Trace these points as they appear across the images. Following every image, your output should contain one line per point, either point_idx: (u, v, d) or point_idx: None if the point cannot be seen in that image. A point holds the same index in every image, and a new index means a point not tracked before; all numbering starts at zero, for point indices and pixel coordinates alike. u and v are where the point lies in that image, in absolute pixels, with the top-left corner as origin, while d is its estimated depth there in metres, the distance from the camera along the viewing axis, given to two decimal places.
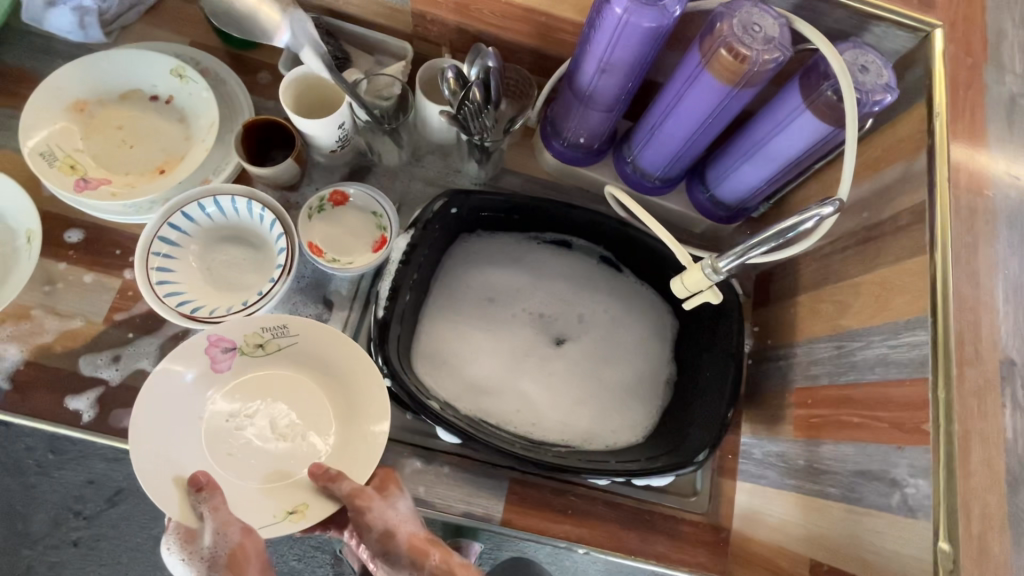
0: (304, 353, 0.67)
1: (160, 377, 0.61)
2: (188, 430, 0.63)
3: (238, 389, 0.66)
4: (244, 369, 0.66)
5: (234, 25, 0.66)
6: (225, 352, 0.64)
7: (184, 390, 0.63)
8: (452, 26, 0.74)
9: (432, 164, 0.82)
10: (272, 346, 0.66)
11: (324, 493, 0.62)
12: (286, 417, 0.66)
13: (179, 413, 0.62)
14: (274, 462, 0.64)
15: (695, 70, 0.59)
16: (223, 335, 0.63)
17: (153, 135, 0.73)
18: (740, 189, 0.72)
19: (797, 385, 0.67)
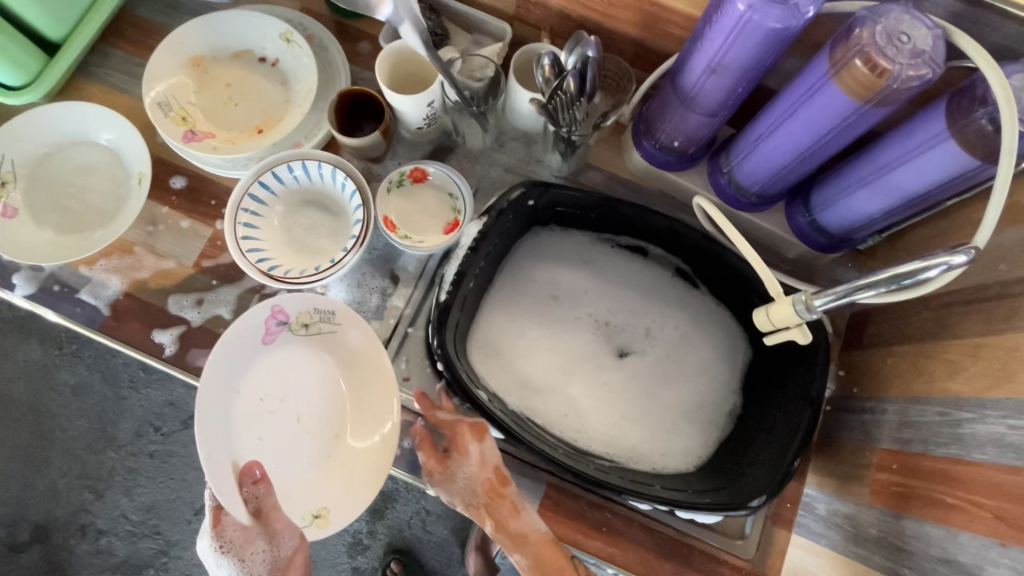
0: (339, 346, 0.69)
1: (219, 350, 0.64)
2: (229, 416, 0.64)
3: (278, 369, 0.68)
4: (284, 352, 0.68)
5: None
6: (278, 326, 0.67)
7: (234, 367, 0.65)
8: (554, 10, 0.71)
9: (515, 151, 0.80)
10: (315, 329, 0.68)
11: (345, 495, 0.65)
12: (309, 409, 0.67)
13: (225, 393, 0.64)
14: (298, 454, 0.66)
15: (819, 81, 0.53)
16: (283, 306, 0.66)
17: (257, 94, 0.76)
18: (849, 217, 0.65)
19: (881, 444, 0.60)
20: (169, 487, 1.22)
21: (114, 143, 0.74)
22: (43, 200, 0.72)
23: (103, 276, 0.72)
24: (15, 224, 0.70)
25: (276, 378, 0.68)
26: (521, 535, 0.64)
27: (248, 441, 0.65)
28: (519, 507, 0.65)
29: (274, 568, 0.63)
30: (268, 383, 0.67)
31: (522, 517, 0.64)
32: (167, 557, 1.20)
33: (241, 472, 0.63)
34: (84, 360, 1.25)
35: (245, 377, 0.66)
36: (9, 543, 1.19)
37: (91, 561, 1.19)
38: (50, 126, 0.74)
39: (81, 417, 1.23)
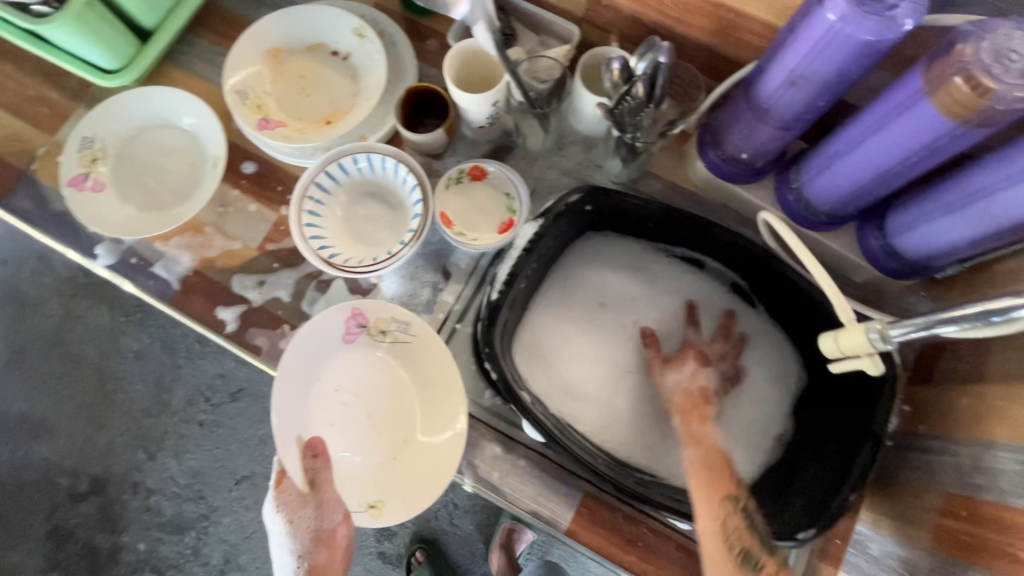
0: (412, 355, 0.70)
1: (300, 342, 0.67)
2: (305, 396, 0.68)
3: (353, 366, 0.70)
4: (361, 351, 0.70)
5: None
6: (357, 327, 0.70)
7: (314, 357, 0.68)
8: (626, 15, 0.70)
9: (574, 154, 0.79)
10: (392, 336, 0.70)
11: (402, 495, 0.66)
12: (379, 408, 0.69)
13: (306, 378, 0.68)
14: (363, 446, 0.68)
15: (910, 99, 0.50)
16: (363, 310, 0.68)
17: (327, 87, 0.78)
18: (929, 244, 0.61)
19: (948, 488, 0.56)
20: (214, 455, 1.28)
21: (194, 127, 0.79)
22: (128, 178, 0.77)
23: (175, 252, 0.76)
24: (102, 199, 0.75)
25: (351, 374, 0.70)
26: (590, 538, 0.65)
27: (320, 422, 0.68)
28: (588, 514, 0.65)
29: (314, 538, 0.63)
30: (344, 375, 0.70)
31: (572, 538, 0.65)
32: (207, 521, 1.26)
33: (305, 446, 0.66)
34: (147, 328, 1.32)
35: (324, 367, 0.69)
36: (69, 492, 1.28)
37: (140, 517, 1.27)
38: (139, 109, 0.78)
39: (140, 382, 1.31)
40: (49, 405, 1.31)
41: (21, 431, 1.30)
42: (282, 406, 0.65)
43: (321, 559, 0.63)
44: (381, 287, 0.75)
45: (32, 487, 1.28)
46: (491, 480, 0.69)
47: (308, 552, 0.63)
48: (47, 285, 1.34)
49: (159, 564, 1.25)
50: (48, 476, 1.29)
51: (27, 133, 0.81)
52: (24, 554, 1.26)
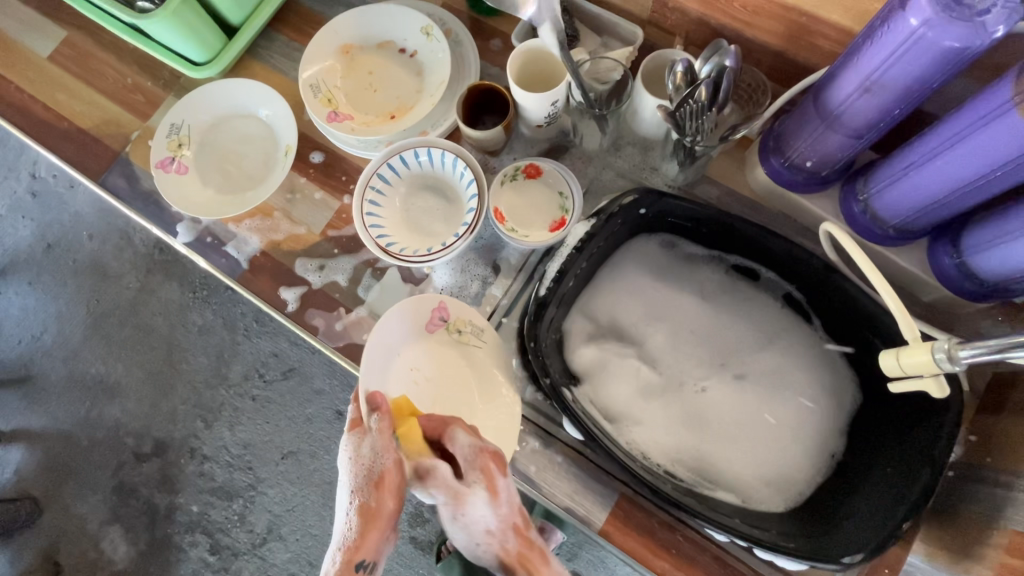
0: (479, 360, 0.72)
1: (389, 319, 0.70)
2: (385, 359, 0.70)
3: (427, 356, 0.72)
4: (435, 343, 0.72)
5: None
6: (438, 321, 0.73)
7: (396, 337, 0.71)
8: (693, 17, 0.69)
9: (631, 156, 0.79)
10: (465, 339, 0.72)
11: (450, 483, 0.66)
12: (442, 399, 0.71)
13: (390, 346, 0.70)
14: None
15: (997, 110, 0.47)
16: (448, 305, 0.72)
17: (393, 83, 0.82)
18: (1008, 266, 0.57)
19: (1014, 526, 0.53)
20: (264, 429, 1.36)
21: (269, 118, 0.84)
22: (209, 163, 0.83)
23: (246, 233, 0.82)
24: (185, 181, 0.81)
25: (421, 360, 0.72)
26: None
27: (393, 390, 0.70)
28: (546, 554, 0.66)
29: (369, 478, 0.61)
30: (419, 358, 0.72)
31: (549, 563, 0.66)
32: (254, 491, 1.34)
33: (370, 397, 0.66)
34: (211, 305, 1.42)
35: (404, 345, 0.71)
36: (134, 452, 1.38)
37: (195, 481, 1.36)
38: (222, 99, 0.84)
39: (202, 355, 1.40)
40: (121, 369, 1.42)
41: (96, 392, 1.42)
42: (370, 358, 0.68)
43: (370, 500, 0.60)
44: (433, 278, 0.77)
45: (103, 444, 1.40)
46: (528, 474, 0.70)
47: (359, 490, 0.61)
48: (127, 259, 1.45)
49: (208, 527, 1.34)
50: (117, 435, 1.40)
51: (123, 119, 0.88)
52: (92, 505, 1.37)
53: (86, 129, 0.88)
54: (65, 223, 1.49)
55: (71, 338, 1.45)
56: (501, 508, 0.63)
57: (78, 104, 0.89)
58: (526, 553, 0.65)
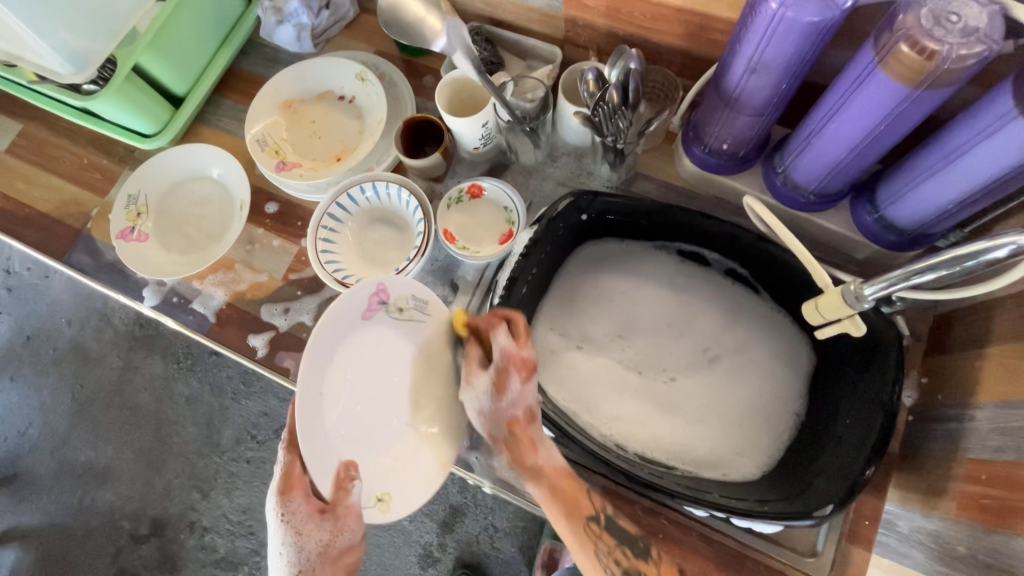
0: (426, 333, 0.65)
1: (330, 319, 0.60)
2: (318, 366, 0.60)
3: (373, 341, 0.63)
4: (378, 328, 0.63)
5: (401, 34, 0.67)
6: (378, 305, 0.63)
7: (329, 335, 0.60)
8: (603, 30, 0.78)
9: (567, 164, 0.84)
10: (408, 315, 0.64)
11: (407, 479, 0.64)
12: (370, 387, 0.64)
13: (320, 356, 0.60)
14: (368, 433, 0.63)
15: (866, 71, 0.52)
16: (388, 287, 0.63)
17: (336, 128, 0.86)
18: (920, 211, 0.61)
19: (969, 455, 0.55)
20: (262, 490, 1.34)
21: (222, 176, 0.88)
22: (167, 226, 0.86)
23: (210, 288, 0.84)
24: (148, 247, 0.84)
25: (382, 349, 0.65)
26: (536, 468, 0.62)
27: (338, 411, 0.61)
28: (536, 444, 0.62)
29: (324, 555, 0.64)
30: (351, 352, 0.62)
31: (537, 453, 0.62)
32: (259, 556, 1.31)
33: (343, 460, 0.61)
34: (196, 373, 1.42)
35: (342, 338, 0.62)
36: (131, 535, 1.36)
37: (197, 555, 1.33)
38: (177, 165, 0.88)
39: (192, 425, 1.39)
40: (111, 452, 1.40)
41: (86, 479, 1.40)
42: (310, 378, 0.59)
43: (323, 572, 0.65)
44: None
45: (98, 531, 1.37)
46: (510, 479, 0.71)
47: (311, 561, 0.64)
48: (108, 340, 1.46)
49: None
50: (113, 520, 1.37)
51: (83, 198, 0.91)
52: None
53: (46, 213, 0.91)
54: (43, 313, 1.50)
55: (58, 428, 1.43)
56: (503, 402, 0.61)
57: (38, 190, 0.92)
58: (517, 441, 0.62)
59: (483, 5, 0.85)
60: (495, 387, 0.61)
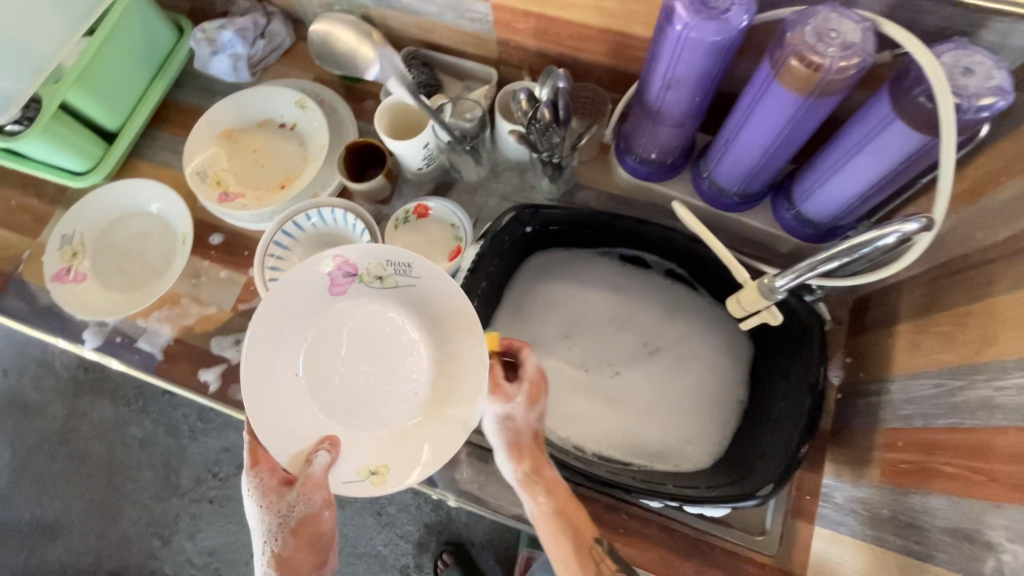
0: (421, 297, 0.63)
1: (274, 300, 0.59)
2: (291, 341, 0.61)
3: (360, 310, 0.64)
4: (358, 297, 0.63)
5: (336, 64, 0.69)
6: (345, 277, 0.61)
7: (299, 312, 0.61)
8: (534, 51, 0.82)
9: (510, 179, 0.87)
10: (390, 281, 0.62)
11: (409, 456, 0.63)
12: (370, 356, 0.65)
13: (291, 333, 0.61)
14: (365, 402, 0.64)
15: (766, 84, 0.57)
16: (347, 257, 0.60)
17: (279, 156, 0.87)
18: (830, 205, 0.67)
19: (888, 425, 0.60)
20: (227, 529, 1.30)
21: (161, 210, 0.86)
22: (106, 264, 0.84)
23: (156, 325, 0.82)
24: (86, 288, 0.82)
25: (375, 321, 0.65)
26: (555, 483, 0.62)
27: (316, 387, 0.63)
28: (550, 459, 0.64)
29: (285, 525, 0.64)
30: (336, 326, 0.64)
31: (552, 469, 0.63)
32: None
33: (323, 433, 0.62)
34: (149, 414, 1.36)
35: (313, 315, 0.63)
36: None
37: None
38: (113, 201, 0.86)
39: (148, 468, 1.34)
40: (60, 506, 1.33)
41: (34, 536, 1.32)
42: (269, 357, 0.60)
43: (287, 547, 0.65)
44: None
45: None
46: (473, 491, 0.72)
47: (278, 534, 0.65)
48: (50, 388, 1.39)
49: None
50: None
51: (13, 241, 0.88)
52: None
53: None
54: None
55: None
56: (531, 414, 0.63)
57: None
58: (535, 453, 0.63)
59: (418, 30, 0.88)
60: (530, 399, 0.62)
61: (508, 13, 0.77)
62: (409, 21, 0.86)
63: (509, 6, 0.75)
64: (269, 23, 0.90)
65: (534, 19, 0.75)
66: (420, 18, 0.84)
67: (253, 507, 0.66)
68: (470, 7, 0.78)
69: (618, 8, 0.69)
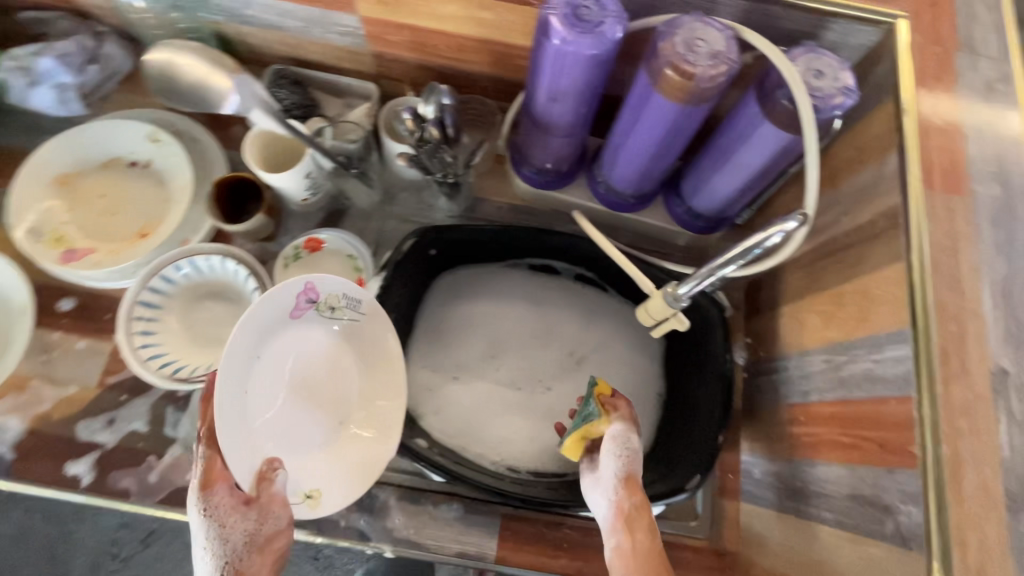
0: (360, 334, 0.67)
1: (252, 312, 0.57)
2: (246, 360, 0.59)
3: (306, 340, 0.65)
4: (308, 326, 0.64)
5: (185, 99, 0.59)
6: (307, 302, 0.62)
7: (257, 331, 0.59)
8: (414, 63, 0.78)
9: (407, 200, 0.82)
10: (340, 312, 0.65)
11: (343, 477, 0.64)
12: (306, 383, 0.65)
13: (247, 352, 0.59)
14: (297, 424, 0.64)
15: (645, 93, 0.58)
16: (317, 286, 0.61)
17: (134, 200, 0.75)
18: (717, 200, 0.71)
19: (790, 401, 0.64)
20: None
21: None
22: None
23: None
24: None
25: (315, 347, 0.65)
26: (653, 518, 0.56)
27: (259, 404, 0.61)
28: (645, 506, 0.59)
29: (251, 544, 0.55)
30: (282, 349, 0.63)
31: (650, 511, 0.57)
32: None
33: (268, 459, 0.60)
34: None
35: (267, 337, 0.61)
36: None
37: None
38: None
39: None
40: None
41: None
42: (233, 372, 0.58)
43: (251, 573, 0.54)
44: None
45: None
46: (409, 537, 0.68)
47: (238, 560, 0.54)
48: None
49: None
50: None
51: None
52: None
53: None
54: None
55: None
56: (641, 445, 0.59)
57: None
58: (633, 488, 0.57)
59: (283, 46, 0.80)
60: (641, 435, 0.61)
61: (380, 26, 0.72)
62: (271, 37, 0.78)
63: (379, 18, 0.70)
64: (99, 45, 0.77)
65: (408, 31, 0.71)
66: (283, 34, 0.77)
67: (202, 533, 0.54)
68: (337, 21, 0.72)
69: (494, 18, 0.67)
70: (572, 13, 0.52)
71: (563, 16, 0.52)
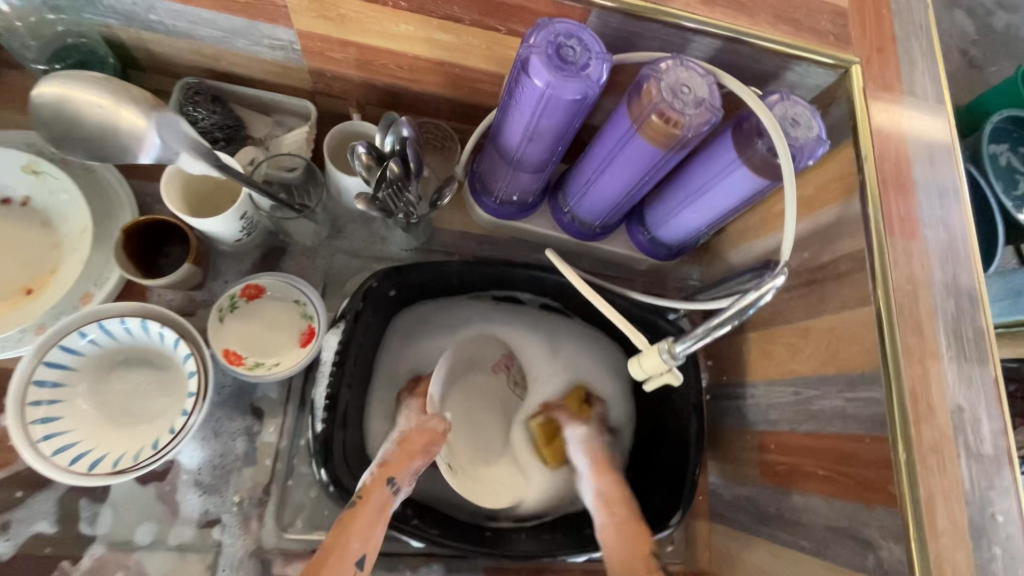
0: (516, 407, 0.75)
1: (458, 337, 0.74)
2: (468, 368, 0.75)
3: (493, 390, 0.76)
4: (495, 384, 0.76)
5: (82, 141, 0.47)
6: (506, 360, 0.77)
7: (466, 361, 0.75)
8: (358, 81, 0.69)
9: (355, 232, 0.74)
10: (519, 380, 0.77)
11: (471, 489, 0.68)
12: (474, 417, 0.74)
13: (468, 361, 0.75)
14: (470, 429, 0.73)
15: (626, 135, 0.56)
16: (516, 356, 0.77)
17: (12, 247, 0.61)
18: (682, 232, 0.71)
19: (758, 428, 0.67)
20: None
21: None
22: None
23: None
24: None
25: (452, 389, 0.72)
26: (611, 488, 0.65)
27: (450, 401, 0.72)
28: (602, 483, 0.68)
29: (420, 425, 0.63)
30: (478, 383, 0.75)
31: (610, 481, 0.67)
32: None
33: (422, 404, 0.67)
34: None
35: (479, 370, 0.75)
36: None
37: None
38: None
39: None
40: None
41: None
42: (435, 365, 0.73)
43: (391, 459, 0.60)
44: (180, 463, 0.62)
45: None
46: None
47: (406, 432, 0.62)
48: None
49: None
50: None
51: None
52: None
53: None
54: None
55: None
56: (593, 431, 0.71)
57: None
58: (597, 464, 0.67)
59: (196, 56, 0.68)
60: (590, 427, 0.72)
61: (319, 41, 0.63)
62: (179, 45, 0.65)
63: (319, 33, 0.61)
64: None
65: (354, 48, 0.63)
66: (196, 43, 0.65)
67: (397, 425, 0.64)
68: (266, 33, 0.62)
69: (455, 41, 0.60)
70: (556, 53, 0.49)
71: (547, 56, 0.48)
